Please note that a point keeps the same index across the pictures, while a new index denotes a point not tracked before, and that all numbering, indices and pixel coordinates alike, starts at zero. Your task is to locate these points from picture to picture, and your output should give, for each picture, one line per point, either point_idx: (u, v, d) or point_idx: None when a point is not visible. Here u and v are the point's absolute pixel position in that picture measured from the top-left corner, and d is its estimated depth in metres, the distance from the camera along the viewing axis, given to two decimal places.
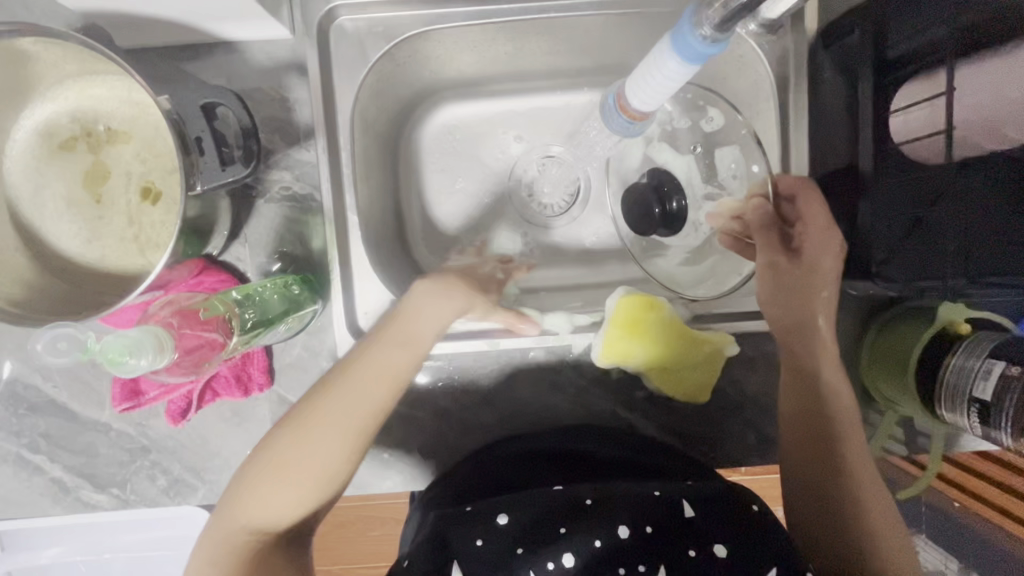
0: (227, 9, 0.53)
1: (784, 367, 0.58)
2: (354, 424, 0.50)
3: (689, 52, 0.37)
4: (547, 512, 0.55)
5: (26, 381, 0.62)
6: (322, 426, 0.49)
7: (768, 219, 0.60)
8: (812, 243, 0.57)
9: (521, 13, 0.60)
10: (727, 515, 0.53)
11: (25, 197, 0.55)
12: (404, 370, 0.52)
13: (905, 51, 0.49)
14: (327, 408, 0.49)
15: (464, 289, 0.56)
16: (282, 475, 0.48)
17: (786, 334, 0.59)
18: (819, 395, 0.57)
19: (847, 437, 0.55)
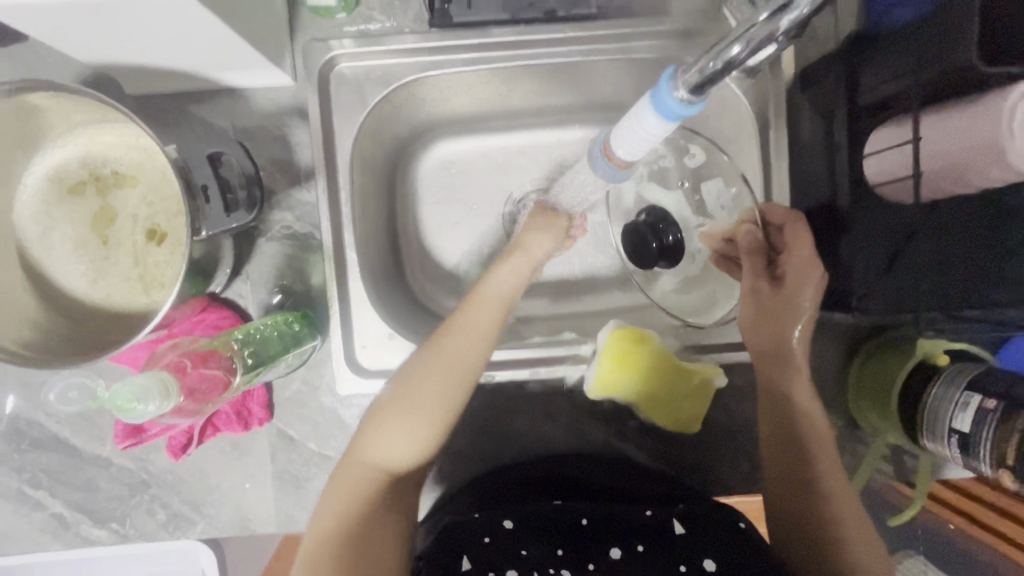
0: (231, 59, 0.56)
1: (766, 390, 0.59)
2: (458, 365, 0.53)
3: (665, 110, 0.39)
4: (552, 526, 0.57)
5: (28, 417, 0.63)
6: (431, 369, 0.53)
7: (756, 248, 0.61)
8: (793, 271, 0.58)
9: (512, 59, 0.62)
10: (715, 533, 0.55)
11: (34, 239, 0.57)
12: (493, 317, 0.55)
13: (875, 99, 0.51)
14: (433, 354, 0.53)
15: (531, 246, 0.59)
16: (397, 416, 0.52)
17: (765, 362, 0.60)
18: (799, 422, 0.58)
19: (822, 460, 0.56)
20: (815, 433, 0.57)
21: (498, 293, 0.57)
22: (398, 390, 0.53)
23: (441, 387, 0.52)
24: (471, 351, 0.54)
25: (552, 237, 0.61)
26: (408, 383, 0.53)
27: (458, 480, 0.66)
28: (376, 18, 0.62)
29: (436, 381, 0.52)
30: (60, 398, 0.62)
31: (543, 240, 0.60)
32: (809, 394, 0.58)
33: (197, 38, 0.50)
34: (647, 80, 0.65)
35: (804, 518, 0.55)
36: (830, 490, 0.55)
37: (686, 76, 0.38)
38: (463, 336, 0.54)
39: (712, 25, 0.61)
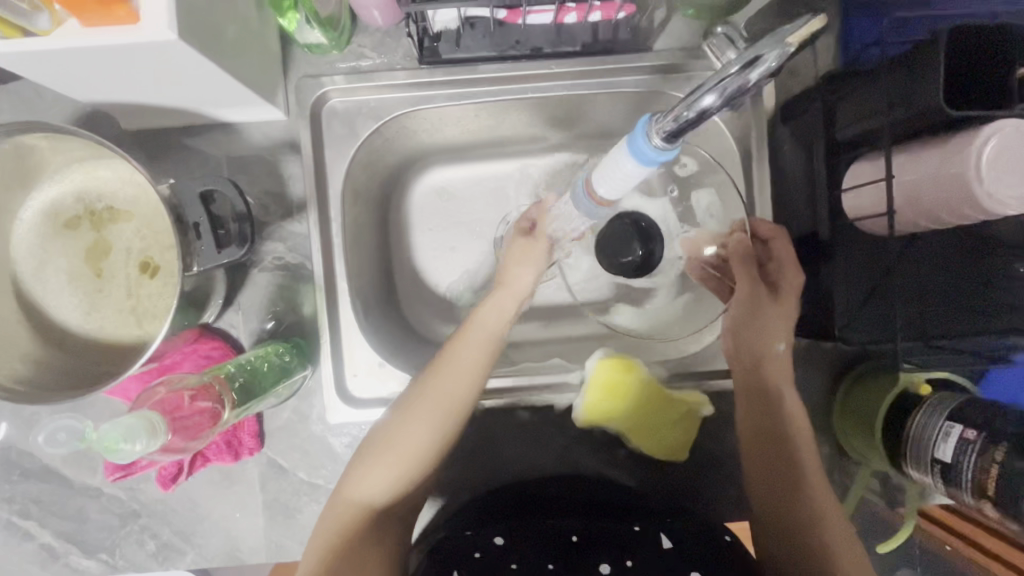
0: (226, 97, 0.57)
1: (751, 418, 0.60)
2: (443, 407, 0.56)
3: (642, 156, 0.40)
4: (544, 539, 0.56)
5: (20, 447, 0.63)
6: (416, 409, 0.56)
7: (745, 256, 0.62)
8: (779, 293, 0.60)
9: (500, 93, 0.64)
10: (706, 549, 0.54)
11: (29, 272, 0.58)
12: (480, 359, 0.58)
13: (851, 135, 0.53)
14: (419, 396, 0.56)
15: (520, 281, 0.61)
16: (383, 454, 0.55)
17: (748, 390, 0.61)
18: (787, 450, 0.58)
19: (811, 485, 0.57)
20: (796, 458, 0.58)
21: (490, 331, 0.59)
22: (392, 420, 0.56)
23: (433, 422, 0.56)
24: (465, 388, 0.57)
25: (535, 266, 0.61)
26: (402, 415, 0.56)
27: (449, 508, 0.66)
28: (366, 55, 0.64)
29: (430, 415, 0.56)
30: (48, 441, 0.62)
31: (524, 273, 0.61)
32: (799, 420, 0.59)
33: (191, 79, 0.52)
34: (633, 112, 0.67)
35: (790, 540, 0.56)
36: (818, 514, 0.56)
37: (662, 123, 0.39)
38: (458, 372, 0.57)
39: (695, 61, 0.62)
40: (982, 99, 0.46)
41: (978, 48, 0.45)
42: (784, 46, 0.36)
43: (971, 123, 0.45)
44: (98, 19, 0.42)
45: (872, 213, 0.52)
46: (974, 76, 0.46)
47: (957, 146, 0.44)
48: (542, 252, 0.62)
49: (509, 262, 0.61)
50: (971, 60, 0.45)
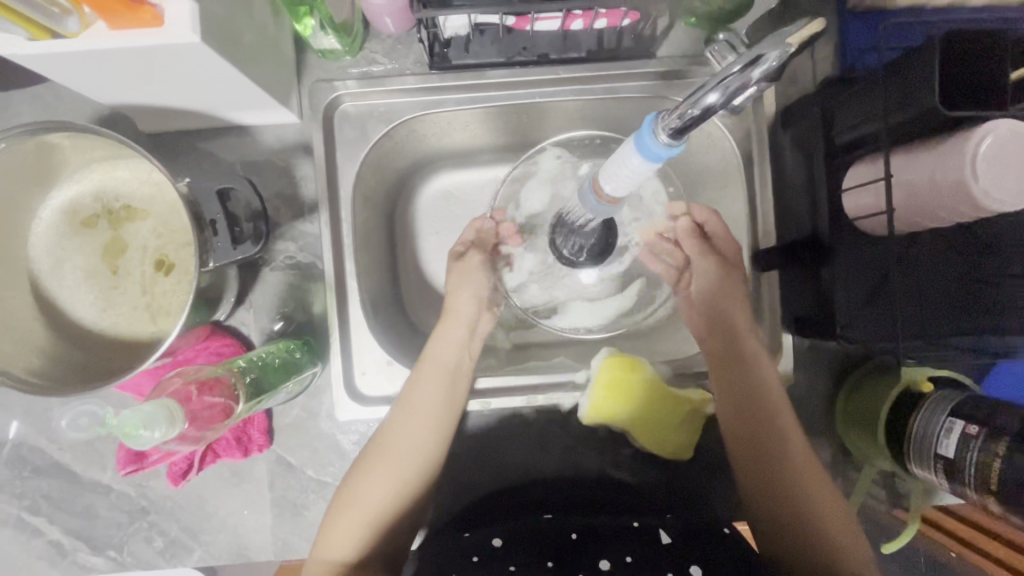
0: (243, 100, 0.59)
1: (737, 442, 0.61)
2: (396, 449, 0.60)
3: (649, 153, 0.42)
4: (542, 538, 0.56)
5: (32, 443, 0.64)
6: (373, 458, 0.60)
7: (698, 243, 0.66)
8: (732, 303, 0.65)
9: (509, 98, 0.66)
10: (703, 542, 0.54)
11: (46, 269, 0.59)
12: (428, 393, 0.62)
13: (852, 137, 0.54)
14: (374, 445, 0.61)
15: (466, 312, 0.67)
16: (347, 507, 0.58)
17: (733, 402, 0.62)
18: (780, 447, 0.60)
19: (807, 477, 0.59)
20: (786, 456, 0.60)
21: (444, 364, 0.64)
22: (360, 466, 0.60)
23: (398, 459, 0.60)
24: (421, 424, 0.61)
25: (472, 284, 0.67)
26: (361, 467, 0.60)
27: (455, 508, 0.67)
28: (378, 60, 0.66)
29: (393, 454, 0.60)
30: (70, 425, 0.63)
31: (464, 296, 0.67)
32: (785, 410, 0.61)
33: (210, 81, 0.53)
34: (636, 117, 0.68)
35: (802, 539, 0.57)
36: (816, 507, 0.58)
37: (668, 121, 0.40)
38: (417, 409, 0.61)
39: (697, 67, 0.64)
40: (980, 100, 0.47)
41: (975, 51, 0.46)
42: (785, 46, 0.38)
43: (968, 124, 0.46)
44: (124, 22, 0.44)
45: (873, 212, 0.53)
46: (972, 77, 0.47)
47: (952, 147, 0.46)
48: (476, 266, 0.68)
49: (451, 291, 0.67)
50: (967, 63, 0.47)
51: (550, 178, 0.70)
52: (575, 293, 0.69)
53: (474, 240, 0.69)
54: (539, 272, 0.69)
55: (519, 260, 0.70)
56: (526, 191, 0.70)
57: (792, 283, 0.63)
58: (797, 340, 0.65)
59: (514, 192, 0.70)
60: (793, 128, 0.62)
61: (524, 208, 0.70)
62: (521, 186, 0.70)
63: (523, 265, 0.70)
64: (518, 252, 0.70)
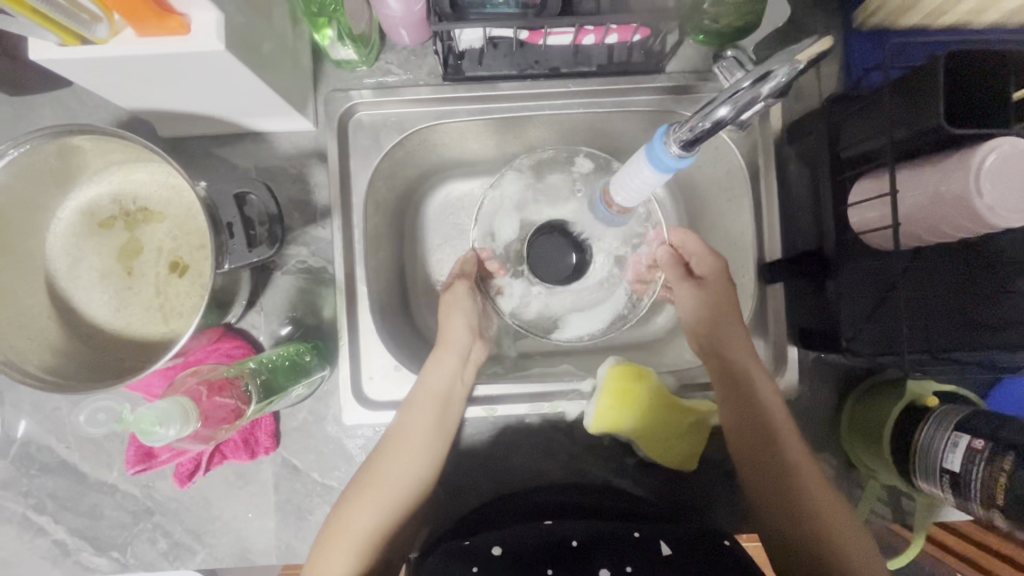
0: (261, 108, 0.60)
1: (744, 471, 0.61)
2: (388, 472, 0.59)
3: (661, 164, 0.43)
4: (543, 547, 0.55)
5: (40, 441, 0.64)
6: (365, 482, 0.59)
7: (675, 266, 0.68)
8: (731, 332, 0.64)
9: (520, 110, 0.67)
10: (704, 553, 0.54)
11: (63, 269, 0.60)
12: (421, 417, 0.61)
13: (857, 153, 0.55)
14: (366, 469, 0.60)
15: (459, 336, 0.65)
16: (339, 532, 0.57)
17: (739, 432, 0.61)
18: (789, 475, 0.59)
19: (815, 497, 0.58)
20: (798, 484, 0.58)
21: (435, 392, 0.62)
22: (350, 492, 0.59)
23: (389, 487, 0.59)
24: (413, 449, 0.60)
25: (464, 311, 0.66)
26: (354, 491, 0.59)
27: (457, 515, 0.66)
28: (393, 71, 0.67)
29: (384, 483, 0.59)
30: (85, 421, 0.63)
31: (457, 323, 0.65)
32: (785, 425, 0.60)
33: (231, 88, 0.55)
34: (644, 130, 0.69)
35: (813, 568, 0.56)
36: (831, 536, 0.56)
37: (678, 133, 0.42)
38: (410, 439, 0.60)
39: (705, 82, 0.65)
40: (982, 120, 0.48)
41: (977, 69, 0.47)
42: (793, 63, 0.39)
43: (972, 140, 0.47)
44: (152, 31, 0.45)
45: (877, 226, 0.54)
46: (973, 97, 0.48)
47: (958, 161, 0.47)
48: (463, 297, 0.66)
49: (445, 316, 0.66)
50: (971, 83, 0.48)
51: (517, 191, 0.70)
52: (571, 305, 0.69)
53: (458, 273, 0.68)
54: (531, 297, 0.70)
55: (508, 287, 0.70)
56: (507, 202, 0.70)
57: (800, 292, 0.63)
58: (801, 352, 0.66)
59: (485, 224, 0.70)
60: (800, 143, 0.63)
61: (500, 239, 0.70)
62: (490, 217, 0.70)
63: (512, 285, 0.70)
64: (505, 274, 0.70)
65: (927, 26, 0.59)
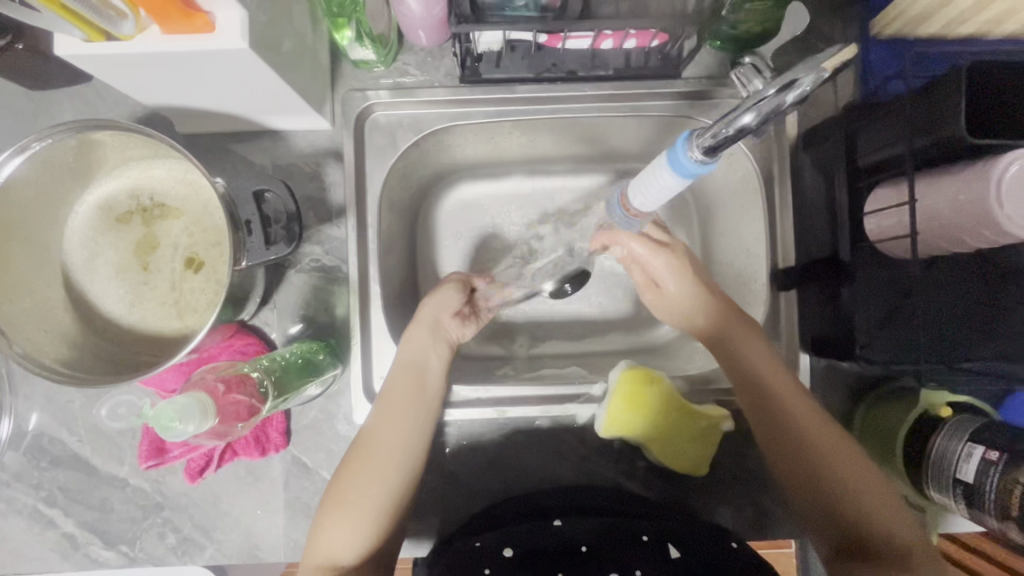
0: (280, 106, 0.61)
1: (776, 464, 0.58)
2: (378, 447, 0.57)
3: (682, 170, 0.44)
4: (554, 550, 0.55)
5: (52, 434, 0.64)
6: (354, 457, 0.57)
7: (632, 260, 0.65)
8: (739, 331, 0.60)
9: (536, 113, 0.67)
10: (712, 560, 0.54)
11: (79, 262, 0.60)
12: (404, 389, 0.60)
13: (874, 161, 0.55)
14: (354, 447, 0.58)
15: (432, 313, 0.63)
16: (336, 512, 0.55)
17: (760, 425, 0.59)
18: (821, 465, 0.56)
19: (841, 470, 0.55)
20: (836, 476, 0.55)
21: (410, 372, 0.60)
22: (339, 476, 0.57)
23: (379, 470, 0.56)
24: (396, 421, 0.59)
25: (444, 296, 0.64)
26: (344, 471, 0.57)
27: (466, 516, 0.66)
28: (410, 72, 0.67)
29: (371, 456, 0.57)
30: (108, 415, 0.65)
31: (434, 305, 0.63)
32: (796, 396, 0.58)
33: (252, 87, 0.55)
34: (659, 136, 0.70)
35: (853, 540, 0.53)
36: (879, 520, 0.53)
37: (701, 139, 0.42)
38: (394, 417, 0.59)
39: (721, 88, 0.65)
40: (1002, 133, 0.48)
41: (998, 81, 0.47)
42: (820, 71, 0.39)
43: (991, 151, 0.47)
44: (177, 28, 0.46)
45: (893, 235, 0.54)
46: (994, 109, 0.48)
47: (978, 173, 0.47)
48: (452, 293, 0.64)
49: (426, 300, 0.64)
50: (991, 95, 0.48)
51: (520, 197, 0.75)
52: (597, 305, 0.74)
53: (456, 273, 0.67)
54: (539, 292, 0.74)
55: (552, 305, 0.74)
56: (523, 208, 0.75)
57: (816, 300, 0.62)
58: (813, 360, 0.66)
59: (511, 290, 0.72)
60: (816, 149, 0.63)
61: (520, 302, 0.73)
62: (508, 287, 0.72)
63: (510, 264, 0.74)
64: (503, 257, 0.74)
65: (945, 36, 0.60)
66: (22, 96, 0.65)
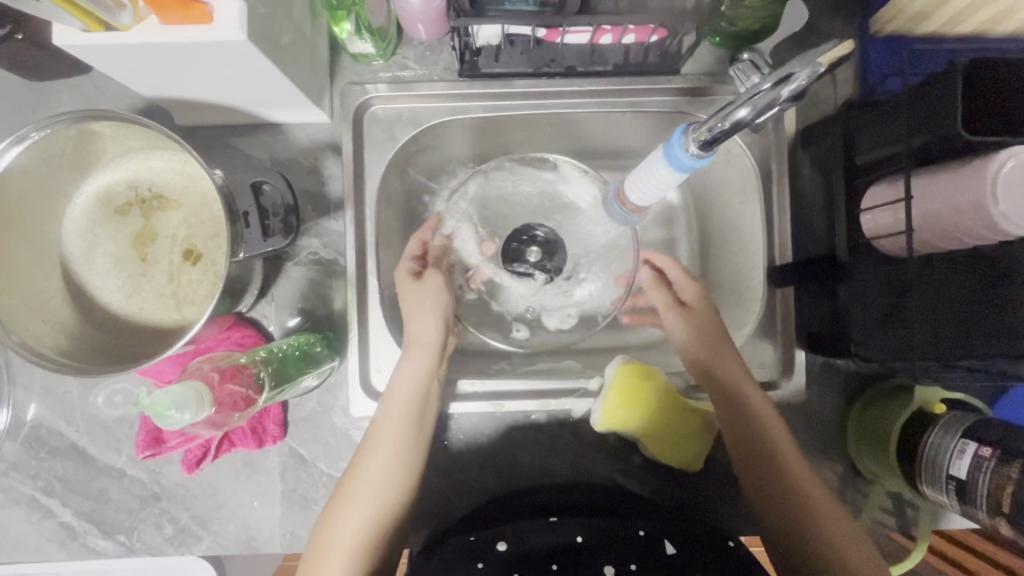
0: (278, 99, 0.61)
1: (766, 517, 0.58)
2: (368, 483, 0.56)
3: (679, 163, 0.45)
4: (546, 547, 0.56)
5: (50, 425, 0.65)
6: (344, 493, 0.56)
7: (660, 284, 0.69)
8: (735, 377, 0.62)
9: (534, 108, 0.67)
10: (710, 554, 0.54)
11: (78, 253, 0.60)
12: (397, 421, 0.59)
13: (871, 159, 0.55)
14: (343, 482, 0.57)
15: (431, 336, 0.61)
16: (323, 553, 0.54)
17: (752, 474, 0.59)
18: (804, 520, 0.56)
19: (824, 525, 0.55)
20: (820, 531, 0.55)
21: (407, 394, 0.59)
22: (327, 511, 0.56)
23: (370, 498, 0.56)
24: (389, 451, 0.58)
25: (432, 306, 0.63)
26: (332, 509, 0.56)
27: (461, 509, 0.67)
28: (409, 66, 0.67)
29: (359, 490, 0.56)
30: (105, 403, 0.65)
31: (428, 324, 0.62)
32: (784, 448, 0.59)
33: (251, 79, 0.55)
34: (658, 131, 0.70)
35: None
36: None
37: (697, 134, 0.44)
38: (385, 449, 0.58)
39: (719, 85, 0.66)
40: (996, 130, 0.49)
41: (991, 79, 0.48)
42: (816, 65, 0.39)
43: (986, 149, 0.47)
44: (176, 18, 0.46)
45: (890, 233, 0.54)
46: (989, 106, 0.48)
47: (972, 170, 0.47)
48: (438, 283, 0.65)
49: (411, 310, 0.62)
50: (985, 93, 0.48)
51: None
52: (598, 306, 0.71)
53: (422, 255, 0.67)
54: (531, 298, 0.72)
55: (549, 310, 0.72)
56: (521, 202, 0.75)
57: (812, 297, 0.63)
58: (809, 357, 0.66)
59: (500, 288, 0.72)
60: (813, 148, 0.63)
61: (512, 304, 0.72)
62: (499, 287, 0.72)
63: (468, 238, 0.71)
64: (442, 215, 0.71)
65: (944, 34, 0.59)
66: (21, 87, 0.66)
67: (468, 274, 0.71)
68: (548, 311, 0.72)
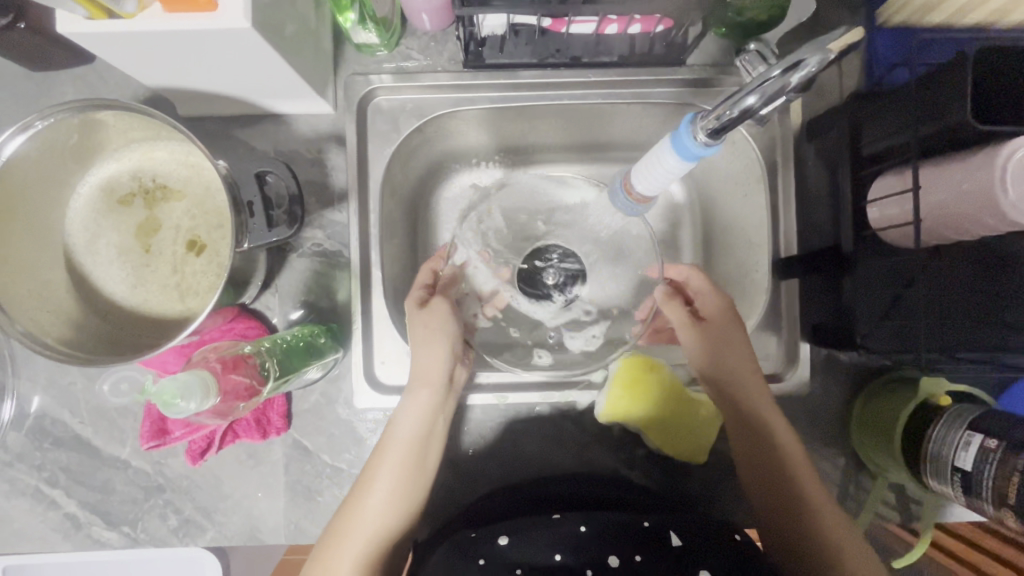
0: (282, 90, 0.60)
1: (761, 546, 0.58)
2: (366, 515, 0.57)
3: (686, 152, 0.45)
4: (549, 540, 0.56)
5: (54, 416, 0.65)
6: (341, 524, 0.57)
7: (673, 296, 0.67)
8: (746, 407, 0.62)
9: (540, 99, 0.67)
10: (717, 544, 0.54)
11: (81, 243, 0.60)
12: (398, 457, 0.59)
13: (878, 149, 0.55)
14: (343, 511, 0.58)
15: (436, 370, 0.61)
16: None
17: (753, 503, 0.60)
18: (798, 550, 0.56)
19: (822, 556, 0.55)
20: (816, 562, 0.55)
21: (410, 433, 0.60)
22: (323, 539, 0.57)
23: (365, 530, 0.56)
24: (389, 485, 0.58)
25: (437, 338, 0.61)
26: (328, 538, 0.57)
27: (464, 502, 0.67)
28: (413, 57, 0.67)
29: (355, 522, 0.57)
30: (112, 391, 0.65)
31: (433, 361, 0.61)
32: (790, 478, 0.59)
33: (255, 69, 0.55)
34: (663, 123, 0.69)
35: None
36: None
37: (706, 122, 0.43)
38: (385, 481, 0.58)
39: (724, 77, 0.66)
40: (1005, 119, 0.48)
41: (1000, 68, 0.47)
42: (825, 50, 0.39)
43: (992, 138, 0.47)
44: (179, 5, 0.45)
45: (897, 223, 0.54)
46: (997, 95, 0.48)
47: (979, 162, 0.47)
48: (445, 313, 0.63)
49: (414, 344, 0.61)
50: (994, 82, 0.48)
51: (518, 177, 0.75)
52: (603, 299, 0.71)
53: (431, 285, 0.66)
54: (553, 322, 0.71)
55: (572, 331, 0.70)
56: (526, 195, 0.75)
57: (817, 289, 0.63)
58: (813, 350, 0.66)
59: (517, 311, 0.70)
60: (820, 140, 0.62)
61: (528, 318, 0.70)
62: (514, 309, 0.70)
63: (480, 265, 0.70)
64: (453, 245, 0.70)
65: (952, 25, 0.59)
66: (24, 77, 0.65)
67: (483, 302, 0.70)
68: (570, 333, 0.70)
